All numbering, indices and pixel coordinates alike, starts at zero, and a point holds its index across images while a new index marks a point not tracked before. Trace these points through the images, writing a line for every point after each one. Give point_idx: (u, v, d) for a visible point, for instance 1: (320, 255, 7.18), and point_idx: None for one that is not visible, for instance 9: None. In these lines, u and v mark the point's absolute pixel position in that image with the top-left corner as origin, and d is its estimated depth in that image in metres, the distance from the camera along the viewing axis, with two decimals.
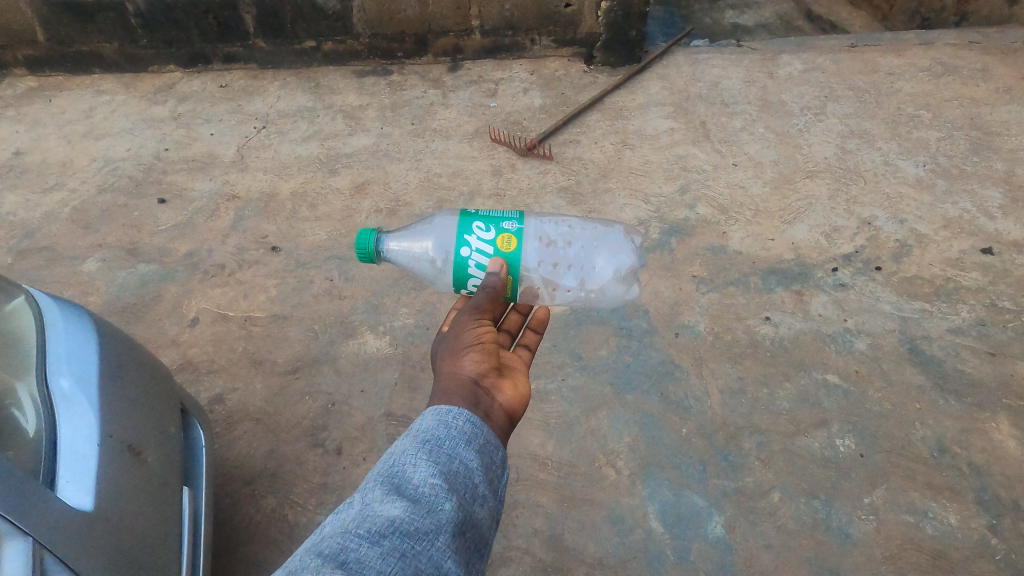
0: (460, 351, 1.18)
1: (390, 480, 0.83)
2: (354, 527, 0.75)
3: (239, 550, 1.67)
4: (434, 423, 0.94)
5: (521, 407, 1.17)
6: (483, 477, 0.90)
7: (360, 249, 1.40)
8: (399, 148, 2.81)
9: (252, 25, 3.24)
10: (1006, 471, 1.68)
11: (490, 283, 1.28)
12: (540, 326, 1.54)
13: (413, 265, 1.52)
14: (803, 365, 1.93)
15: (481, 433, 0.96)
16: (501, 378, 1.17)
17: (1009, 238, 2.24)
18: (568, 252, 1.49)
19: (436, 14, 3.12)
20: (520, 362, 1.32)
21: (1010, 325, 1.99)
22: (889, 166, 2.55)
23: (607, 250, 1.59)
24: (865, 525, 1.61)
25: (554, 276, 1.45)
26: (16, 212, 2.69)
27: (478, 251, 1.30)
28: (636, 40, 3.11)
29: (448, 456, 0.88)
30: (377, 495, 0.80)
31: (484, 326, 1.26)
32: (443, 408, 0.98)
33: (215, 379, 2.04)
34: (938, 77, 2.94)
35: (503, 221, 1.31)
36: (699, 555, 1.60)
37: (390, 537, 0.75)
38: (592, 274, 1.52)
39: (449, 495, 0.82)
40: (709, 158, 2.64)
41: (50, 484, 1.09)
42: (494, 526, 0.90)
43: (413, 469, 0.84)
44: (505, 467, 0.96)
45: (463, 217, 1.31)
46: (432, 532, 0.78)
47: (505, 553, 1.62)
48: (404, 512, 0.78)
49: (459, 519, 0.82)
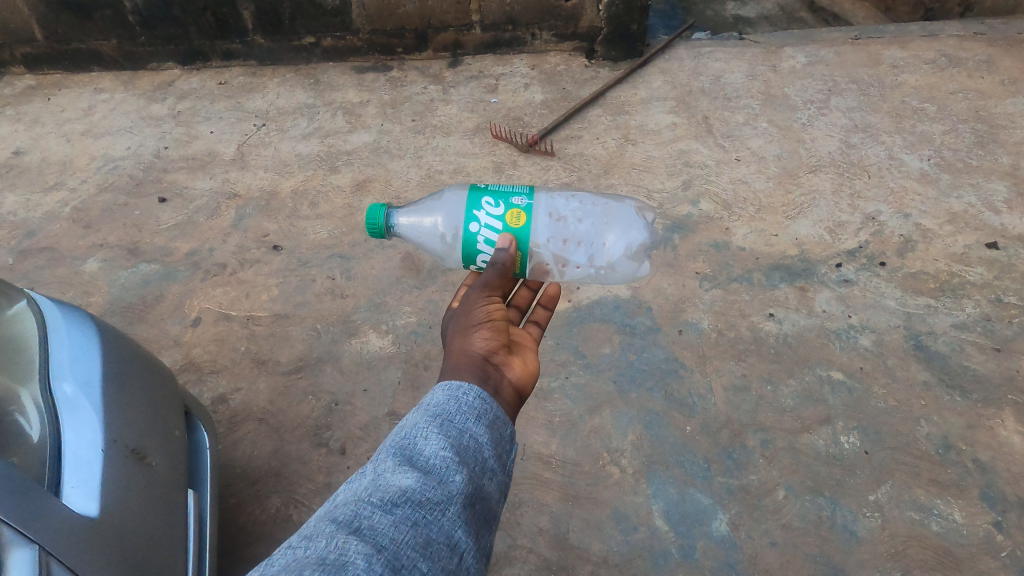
0: (470, 328, 1.18)
1: (401, 452, 0.83)
2: (367, 496, 0.75)
3: (244, 550, 1.67)
4: (444, 398, 0.93)
5: (530, 384, 1.16)
6: (493, 451, 0.89)
7: (370, 224, 1.40)
8: (400, 146, 2.80)
9: (251, 21, 3.21)
10: (1013, 468, 1.68)
11: (500, 260, 1.27)
12: (551, 302, 1.53)
13: (423, 240, 1.51)
14: (807, 362, 1.93)
15: (491, 408, 0.94)
16: (511, 355, 1.16)
17: (1014, 232, 2.22)
18: (577, 228, 1.45)
19: (435, 8, 3.10)
20: (529, 339, 1.32)
21: (1016, 321, 1.97)
22: (893, 160, 2.53)
23: (619, 226, 1.55)
24: (870, 522, 1.61)
25: (563, 252, 1.43)
26: (17, 212, 2.68)
27: (486, 227, 1.30)
28: (638, 33, 3.09)
29: (458, 430, 0.87)
30: (389, 466, 0.80)
31: (494, 303, 1.25)
32: (453, 384, 0.97)
33: (219, 379, 2.04)
34: (943, 69, 2.92)
35: (512, 196, 1.31)
36: (704, 553, 1.60)
37: (402, 506, 0.75)
38: (602, 250, 1.50)
39: (460, 468, 0.82)
40: (711, 153, 2.63)
41: (55, 489, 1.09)
42: (503, 498, 0.89)
43: (424, 441, 0.84)
44: (515, 442, 0.95)
45: (473, 192, 1.31)
46: (443, 503, 0.77)
47: (510, 553, 1.62)
48: (416, 483, 0.78)
49: (469, 491, 0.81)
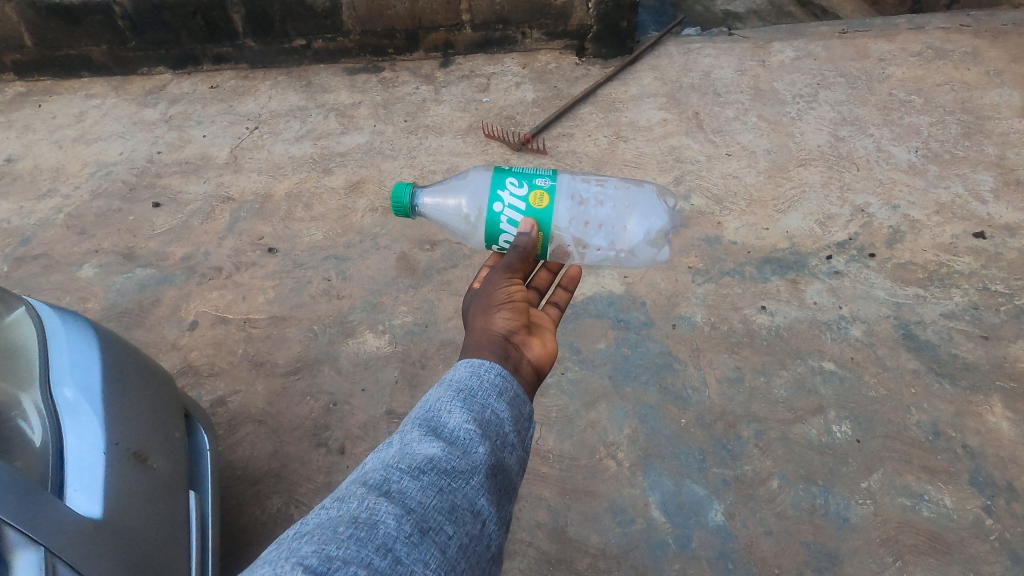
0: (492, 307, 1.20)
1: (426, 423, 0.85)
2: (395, 462, 0.78)
3: (247, 549, 1.69)
4: (467, 374, 0.95)
5: (548, 364, 1.19)
6: (514, 427, 0.91)
7: (395, 203, 1.42)
8: (393, 147, 2.81)
9: (241, 25, 3.22)
10: (1001, 453, 1.71)
11: (522, 243, 1.29)
12: (572, 283, 1.56)
13: (448, 220, 1.53)
14: (800, 354, 1.95)
15: (511, 386, 0.96)
16: (530, 336, 1.19)
17: (1000, 221, 2.25)
18: (599, 211, 1.48)
19: (425, 8, 3.12)
20: (548, 321, 1.34)
21: (1003, 309, 2.01)
22: (882, 152, 2.56)
23: (639, 212, 1.58)
24: (862, 509, 1.64)
25: (584, 235, 1.47)
26: (10, 219, 2.68)
27: (510, 207, 1.31)
28: (627, 31, 3.11)
29: (481, 405, 0.89)
30: (415, 436, 0.83)
31: (515, 285, 1.27)
32: (475, 361, 0.99)
33: (218, 382, 2.05)
34: (929, 61, 2.95)
35: (536, 178, 1.33)
36: (700, 544, 1.62)
37: (429, 472, 0.77)
38: (623, 235, 1.53)
39: (482, 440, 0.84)
40: (702, 149, 2.65)
41: (59, 491, 1.10)
42: (521, 474, 0.91)
43: (448, 415, 0.86)
44: (533, 420, 0.96)
45: (497, 173, 1.33)
46: (467, 472, 0.80)
47: (509, 546, 1.65)
48: (442, 452, 0.80)
49: (491, 463, 0.83)
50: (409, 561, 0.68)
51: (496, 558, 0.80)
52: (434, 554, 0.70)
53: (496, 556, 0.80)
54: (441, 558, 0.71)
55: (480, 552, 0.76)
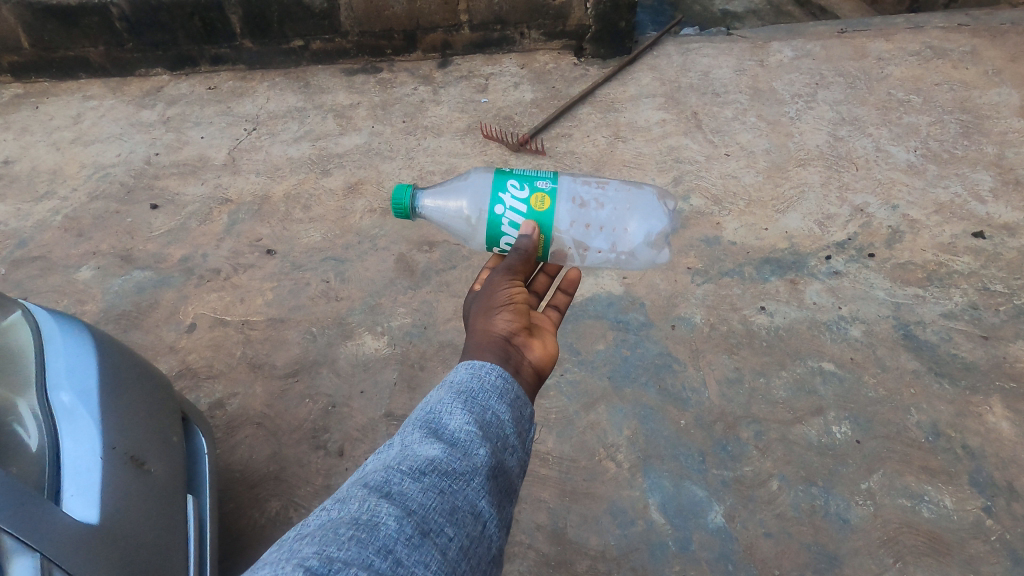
0: (493, 309, 1.20)
1: (427, 424, 0.85)
2: (396, 464, 0.78)
3: (246, 552, 1.69)
4: (468, 376, 0.95)
5: (549, 365, 1.18)
6: (515, 429, 0.90)
7: (395, 205, 1.41)
8: (391, 148, 2.80)
9: (238, 26, 3.21)
10: (1001, 453, 1.71)
11: (523, 245, 1.28)
12: (571, 287, 1.54)
13: (449, 222, 1.53)
14: (799, 354, 1.95)
15: (512, 387, 0.95)
16: (531, 337, 1.18)
17: (1000, 221, 2.25)
18: (600, 213, 1.48)
19: (424, 9, 3.11)
20: (549, 323, 1.33)
21: (1002, 309, 2.00)
22: (880, 152, 2.56)
23: (639, 214, 1.58)
24: (862, 510, 1.64)
25: (584, 237, 1.46)
26: (8, 222, 2.67)
27: (511, 210, 1.31)
28: (626, 30, 3.11)
29: (481, 407, 0.89)
30: (416, 438, 0.82)
31: (516, 286, 1.27)
32: (476, 363, 0.99)
33: (216, 385, 2.05)
34: (927, 61, 2.95)
35: (537, 180, 1.32)
36: (700, 545, 1.62)
37: (430, 474, 0.77)
38: (623, 237, 1.53)
39: (483, 442, 0.83)
40: (701, 149, 2.65)
41: (55, 497, 1.09)
42: (522, 476, 0.90)
43: (449, 417, 0.85)
44: (534, 422, 0.95)
45: (498, 175, 1.32)
46: (468, 474, 0.79)
47: (509, 549, 1.64)
48: (442, 453, 0.80)
49: (492, 465, 0.83)
50: (410, 563, 0.67)
51: (496, 560, 0.79)
52: (435, 556, 0.70)
53: (497, 558, 0.79)
54: (441, 559, 0.70)
55: (480, 554, 0.76)
